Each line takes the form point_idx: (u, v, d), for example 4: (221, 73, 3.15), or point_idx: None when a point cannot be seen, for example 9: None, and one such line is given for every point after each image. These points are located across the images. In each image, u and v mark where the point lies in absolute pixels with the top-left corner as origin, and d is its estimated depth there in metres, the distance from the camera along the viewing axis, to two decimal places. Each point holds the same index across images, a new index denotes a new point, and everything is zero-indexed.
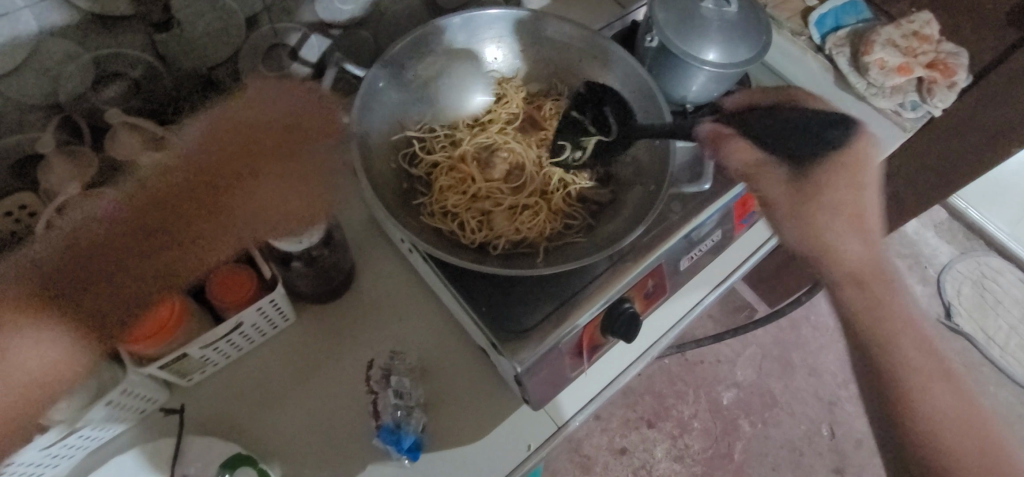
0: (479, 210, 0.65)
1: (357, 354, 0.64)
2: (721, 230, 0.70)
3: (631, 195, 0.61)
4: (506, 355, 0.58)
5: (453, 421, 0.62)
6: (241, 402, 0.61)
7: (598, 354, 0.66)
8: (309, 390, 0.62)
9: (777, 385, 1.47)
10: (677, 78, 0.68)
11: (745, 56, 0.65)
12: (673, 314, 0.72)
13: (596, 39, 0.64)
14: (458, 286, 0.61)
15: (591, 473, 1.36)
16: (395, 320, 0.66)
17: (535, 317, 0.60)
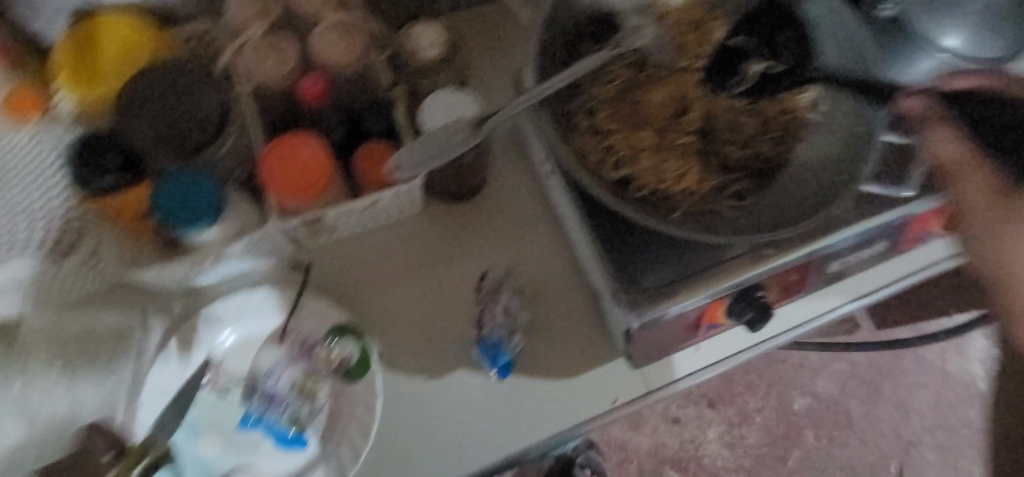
0: (632, 140, 0.57)
1: (471, 263, 0.63)
2: (888, 241, 0.62)
3: (809, 180, 0.54)
4: (624, 308, 0.55)
5: (549, 354, 0.61)
6: (355, 274, 0.62)
7: (714, 333, 0.62)
8: (420, 282, 0.63)
9: (856, 408, 1.39)
10: (904, 59, 0.57)
11: (989, 55, 0.56)
12: (801, 315, 0.66)
13: (793, 2, 0.57)
14: (591, 222, 0.58)
15: (638, 431, 1.36)
16: (515, 240, 0.64)
17: (663, 278, 0.56)
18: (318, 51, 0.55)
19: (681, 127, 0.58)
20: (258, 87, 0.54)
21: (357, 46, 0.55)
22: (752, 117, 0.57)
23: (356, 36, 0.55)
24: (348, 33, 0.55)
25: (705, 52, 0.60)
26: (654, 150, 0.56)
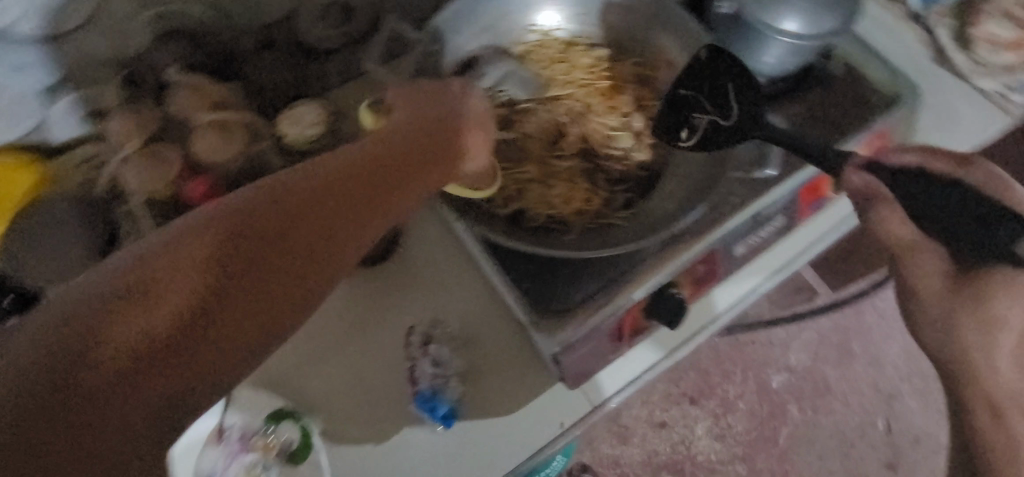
0: (518, 176, 0.60)
1: (398, 320, 0.64)
2: (785, 216, 0.66)
3: (688, 176, 0.57)
4: (544, 335, 0.57)
5: (489, 393, 0.62)
6: (287, 356, 0.63)
7: (641, 338, 0.64)
8: (352, 350, 0.63)
9: (832, 373, 1.41)
10: (749, 51, 0.63)
11: (830, 26, 0.59)
12: (723, 300, 0.69)
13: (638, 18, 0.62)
14: (498, 259, 0.61)
15: (628, 443, 1.36)
16: (438, 288, 0.66)
17: (576, 297, 0.59)
18: (201, 152, 0.56)
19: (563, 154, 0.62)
20: (151, 197, 0.56)
21: (236, 139, 0.57)
22: (625, 132, 0.62)
23: (234, 130, 0.57)
24: (225, 128, 0.57)
25: (574, 81, 0.64)
26: (540, 181, 0.60)
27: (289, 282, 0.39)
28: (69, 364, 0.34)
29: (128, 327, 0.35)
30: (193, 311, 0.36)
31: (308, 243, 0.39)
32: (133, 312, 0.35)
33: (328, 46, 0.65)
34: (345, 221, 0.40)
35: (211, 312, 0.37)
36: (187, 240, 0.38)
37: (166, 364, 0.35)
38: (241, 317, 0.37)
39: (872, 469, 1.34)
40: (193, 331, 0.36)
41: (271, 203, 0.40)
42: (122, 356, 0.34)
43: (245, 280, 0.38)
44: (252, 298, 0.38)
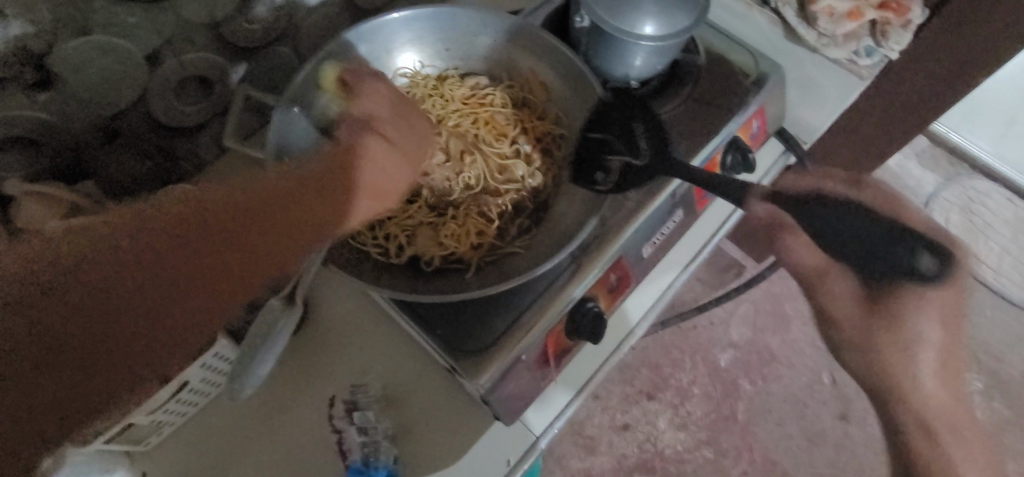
0: (411, 224, 0.60)
1: (318, 391, 0.61)
2: (683, 208, 0.68)
3: (577, 191, 0.57)
4: (467, 377, 0.56)
5: (426, 448, 0.59)
6: (203, 457, 0.59)
7: (568, 358, 0.64)
8: (273, 434, 0.59)
9: (774, 340, 1.46)
10: (619, 60, 0.64)
11: (684, 23, 0.60)
12: (645, 300, 0.70)
13: (501, 46, 0.62)
14: (408, 309, 0.59)
15: (596, 453, 1.35)
16: (355, 351, 0.63)
17: (493, 332, 0.58)
18: None
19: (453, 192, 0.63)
20: None
21: None
22: (510, 161, 0.63)
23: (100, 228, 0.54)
24: None
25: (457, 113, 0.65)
26: (431, 225, 0.60)
27: (151, 326, 0.33)
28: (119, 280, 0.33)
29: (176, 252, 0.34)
30: (61, 343, 0.31)
31: (296, 221, 0.39)
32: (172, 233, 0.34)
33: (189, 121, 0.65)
34: (229, 270, 0.36)
35: (68, 349, 0.31)
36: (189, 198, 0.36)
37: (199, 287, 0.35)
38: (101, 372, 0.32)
39: (827, 424, 1.39)
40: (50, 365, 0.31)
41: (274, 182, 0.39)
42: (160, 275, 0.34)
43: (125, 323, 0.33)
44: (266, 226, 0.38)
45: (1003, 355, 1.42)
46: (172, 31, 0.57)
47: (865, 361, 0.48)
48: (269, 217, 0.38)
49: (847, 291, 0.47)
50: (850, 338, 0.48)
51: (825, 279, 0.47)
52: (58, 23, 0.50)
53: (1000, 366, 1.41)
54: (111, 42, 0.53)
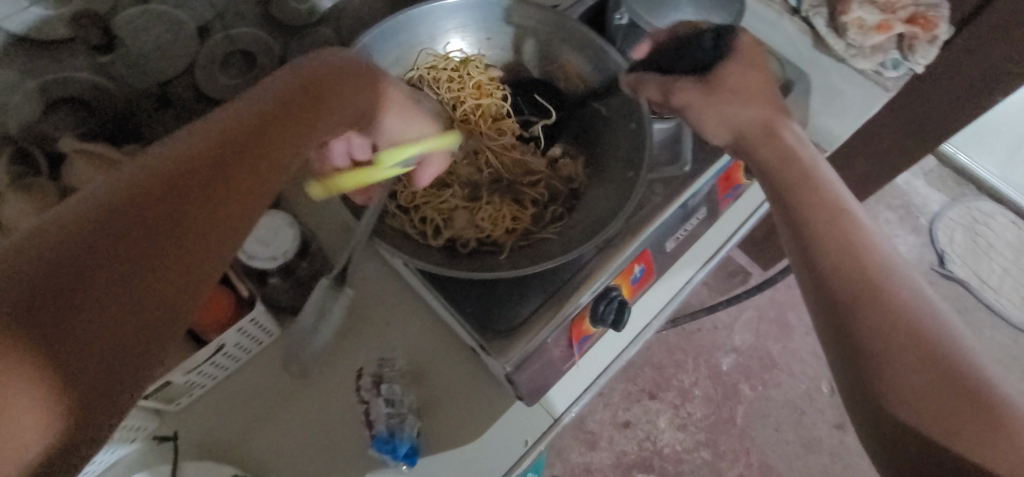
0: (445, 207, 0.62)
1: (346, 363, 0.63)
2: (707, 205, 0.69)
3: (609, 181, 0.59)
4: (494, 355, 0.57)
5: (448, 424, 0.61)
6: (232, 421, 0.60)
7: (589, 344, 0.65)
8: (301, 402, 0.61)
9: (775, 347, 1.48)
10: (652, 57, 0.66)
11: (720, 26, 0.62)
12: (664, 294, 0.72)
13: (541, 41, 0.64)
14: (439, 288, 0.61)
15: (596, 448, 1.37)
16: (383, 326, 0.65)
17: (521, 315, 0.60)
18: None
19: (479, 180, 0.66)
20: None
21: None
22: (531, 151, 0.65)
23: None
24: None
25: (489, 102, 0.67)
26: (465, 208, 0.62)
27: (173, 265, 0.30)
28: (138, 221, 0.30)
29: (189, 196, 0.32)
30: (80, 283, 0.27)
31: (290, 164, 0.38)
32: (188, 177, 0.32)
33: None
34: (251, 195, 0.35)
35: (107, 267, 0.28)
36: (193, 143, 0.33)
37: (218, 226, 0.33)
38: (136, 317, 0.29)
39: (824, 433, 1.41)
40: (80, 312, 0.27)
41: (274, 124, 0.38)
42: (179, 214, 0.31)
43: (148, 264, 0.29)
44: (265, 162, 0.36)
45: (1000, 374, 1.44)
46: None
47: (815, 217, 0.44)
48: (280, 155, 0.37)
49: (806, 177, 0.47)
50: (806, 203, 0.45)
51: (758, 153, 0.51)
52: None
53: None
54: (167, 12, 0.57)
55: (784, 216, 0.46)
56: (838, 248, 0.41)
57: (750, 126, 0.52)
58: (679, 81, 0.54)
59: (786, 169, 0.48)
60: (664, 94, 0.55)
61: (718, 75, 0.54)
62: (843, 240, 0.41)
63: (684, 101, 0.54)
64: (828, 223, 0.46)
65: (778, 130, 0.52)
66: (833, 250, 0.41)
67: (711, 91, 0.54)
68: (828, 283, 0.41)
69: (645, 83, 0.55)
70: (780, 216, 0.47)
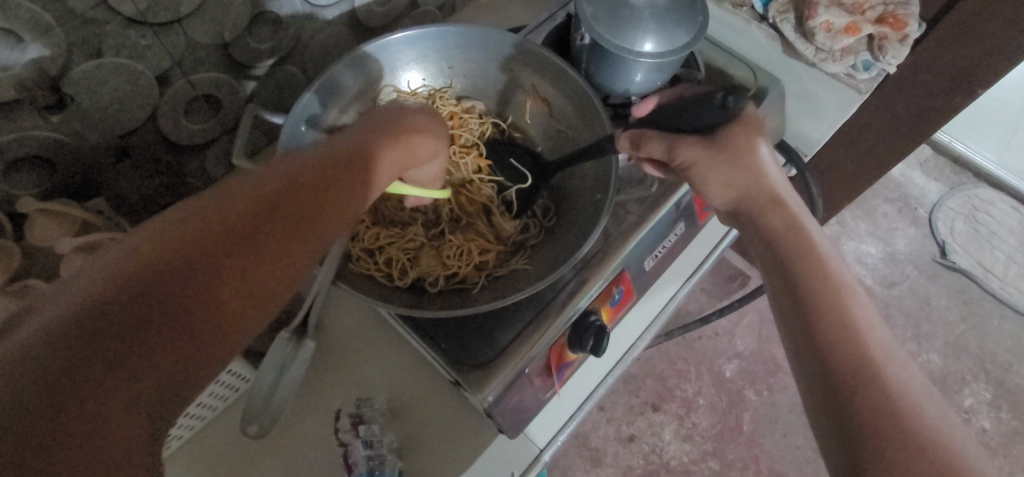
0: (412, 243, 0.60)
1: (325, 405, 0.62)
2: (684, 222, 0.69)
3: (578, 204, 0.58)
4: (470, 392, 0.56)
5: (430, 461, 0.60)
6: (210, 472, 0.59)
7: (571, 370, 0.64)
8: (279, 449, 0.60)
9: (778, 350, 1.46)
10: (620, 77, 0.66)
11: (684, 40, 0.61)
12: (646, 313, 0.71)
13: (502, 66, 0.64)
14: (413, 324, 0.60)
15: (602, 465, 1.35)
16: (361, 365, 0.64)
17: (497, 347, 0.58)
18: None
19: (439, 214, 0.64)
20: None
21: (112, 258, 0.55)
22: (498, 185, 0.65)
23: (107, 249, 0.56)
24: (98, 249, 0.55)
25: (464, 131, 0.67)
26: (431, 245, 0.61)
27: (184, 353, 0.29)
28: (145, 303, 0.28)
29: (201, 274, 0.30)
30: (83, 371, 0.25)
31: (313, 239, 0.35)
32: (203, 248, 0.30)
33: (199, 140, 0.67)
34: (273, 273, 0.33)
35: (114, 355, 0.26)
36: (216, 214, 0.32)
37: (224, 310, 0.31)
38: (109, 451, 0.25)
39: None
40: (77, 406, 0.25)
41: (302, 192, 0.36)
42: (189, 295, 0.29)
43: (142, 365, 0.27)
44: (280, 231, 0.34)
45: (1011, 364, 1.41)
46: (184, 52, 0.59)
47: (812, 288, 0.44)
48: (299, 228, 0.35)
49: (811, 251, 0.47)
50: (804, 264, 0.46)
51: (763, 217, 0.52)
52: (73, 46, 0.50)
53: (1009, 376, 1.40)
54: (126, 65, 0.55)
55: (769, 256, 0.49)
56: (839, 323, 0.41)
57: (753, 190, 0.53)
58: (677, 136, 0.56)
59: (779, 235, 0.49)
60: (669, 151, 0.56)
61: (730, 140, 0.53)
62: (835, 313, 0.42)
63: (686, 159, 0.55)
64: (798, 256, 0.47)
65: (793, 202, 0.52)
66: (822, 322, 0.42)
67: (713, 148, 0.54)
68: (824, 354, 0.40)
69: (648, 140, 0.57)
70: (763, 250, 0.51)
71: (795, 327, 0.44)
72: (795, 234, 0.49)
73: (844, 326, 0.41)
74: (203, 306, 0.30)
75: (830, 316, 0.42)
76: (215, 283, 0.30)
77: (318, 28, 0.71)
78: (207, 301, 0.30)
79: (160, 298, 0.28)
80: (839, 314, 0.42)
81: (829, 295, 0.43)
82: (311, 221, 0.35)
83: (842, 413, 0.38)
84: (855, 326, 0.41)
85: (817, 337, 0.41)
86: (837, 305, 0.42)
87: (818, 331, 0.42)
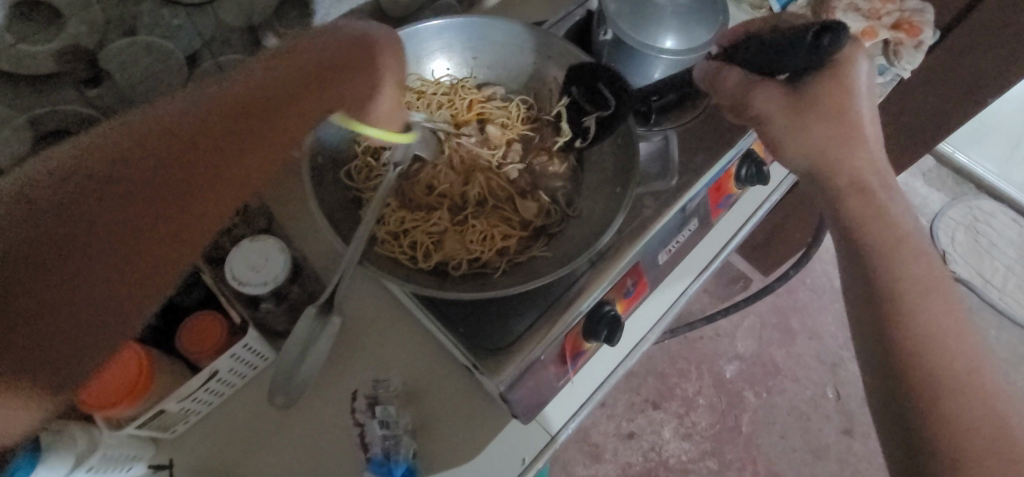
0: (434, 227, 0.60)
1: (341, 386, 0.63)
2: (698, 217, 0.69)
3: (599, 194, 0.59)
4: (488, 376, 0.57)
5: (443, 443, 0.61)
6: (227, 449, 0.60)
7: (584, 359, 0.65)
8: (296, 428, 0.61)
9: (779, 353, 1.47)
10: (641, 68, 0.66)
11: (705, 39, 0.63)
12: (657, 306, 0.72)
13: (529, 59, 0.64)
14: (433, 308, 0.61)
15: (601, 461, 1.36)
16: (376, 348, 0.65)
17: (516, 332, 0.59)
18: None
19: (465, 198, 0.63)
20: None
21: None
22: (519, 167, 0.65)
23: None
24: None
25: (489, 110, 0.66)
26: (455, 229, 0.61)
27: (125, 256, 0.29)
28: (101, 191, 0.29)
29: (161, 160, 0.30)
30: (43, 253, 0.27)
31: (268, 138, 0.34)
32: (162, 136, 0.31)
33: None
34: (238, 167, 0.33)
35: (82, 234, 0.28)
36: (184, 121, 0.32)
37: (187, 196, 0.31)
38: (62, 318, 0.28)
39: (830, 439, 1.39)
40: (25, 279, 0.27)
41: (268, 99, 0.35)
42: (142, 179, 0.30)
43: (70, 283, 0.28)
44: (238, 129, 0.33)
45: (1008, 374, 1.42)
46: (214, 33, 0.60)
47: (896, 299, 0.48)
48: (256, 132, 0.34)
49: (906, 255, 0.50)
50: (891, 273, 0.49)
51: (844, 200, 0.54)
52: (108, 23, 0.51)
53: None
54: (157, 44, 0.56)
55: (847, 246, 0.53)
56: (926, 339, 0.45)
57: (834, 166, 0.55)
58: (757, 87, 0.57)
59: (869, 221, 0.52)
60: (744, 95, 0.58)
61: (812, 93, 0.55)
62: (918, 325, 0.46)
63: (762, 112, 0.57)
64: (882, 263, 0.50)
65: (876, 181, 0.54)
66: (907, 333, 0.46)
67: (789, 103, 0.56)
68: (905, 369, 0.45)
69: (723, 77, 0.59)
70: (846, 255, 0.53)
71: (873, 337, 0.48)
72: (891, 232, 0.51)
73: (931, 343, 0.45)
74: (168, 197, 0.30)
75: (914, 329, 0.46)
76: (182, 166, 0.31)
77: (342, 14, 0.72)
78: (176, 193, 0.30)
79: (115, 184, 0.29)
80: (924, 326, 0.46)
81: (918, 306, 0.47)
82: (269, 116, 0.35)
83: (914, 425, 0.44)
84: (943, 339, 0.45)
85: (897, 349, 0.46)
86: (924, 314, 0.46)
87: (903, 343, 0.46)
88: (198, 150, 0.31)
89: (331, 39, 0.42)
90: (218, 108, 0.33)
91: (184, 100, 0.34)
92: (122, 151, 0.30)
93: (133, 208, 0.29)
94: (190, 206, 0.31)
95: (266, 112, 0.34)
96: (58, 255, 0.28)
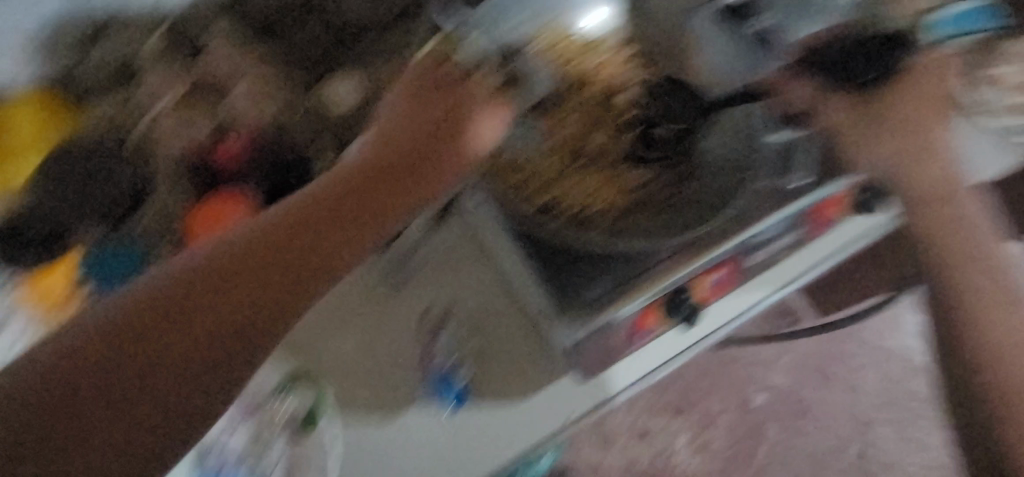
0: (555, 166, 0.61)
1: (414, 298, 0.64)
2: (801, 230, 0.67)
3: None
4: (560, 324, 0.56)
5: (499, 379, 0.62)
6: (299, 328, 0.62)
7: (652, 336, 0.64)
8: (366, 326, 0.63)
9: (812, 397, 1.44)
10: None
11: None
12: (733, 306, 0.71)
13: None
14: (516, 242, 0.59)
15: (609, 450, 1.37)
16: (450, 270, 0.64)
17: (593, 289, 0.57)
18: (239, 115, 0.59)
19: (581, 148, 0.62)
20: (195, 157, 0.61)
21: None
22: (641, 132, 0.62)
23: None
24: None
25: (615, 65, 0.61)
26: (573, 170, 0.61)
27: (206, 351, 0.41)
28: (216, 287, 0.42)
29: (264, 288, 0.43)
30: (79, 376, 0.38)
31: (364, 218, 0.46)
32: (246, 264, 0.43)
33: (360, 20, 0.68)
34: (319, 268, 0.44)
35: (160, 367, 0.40)
36: (221, 259, 0.43)
37: (292, 279, 0.43)
38: (152, 349, 0.40)
39: None
40: (128, 389, 0.39)
41: (298, 224, 0.45)
42: (223, 287, 0.42)
43: (149, 365, 0.39)
44: (331, 216, 0.46)
45: None
46: None
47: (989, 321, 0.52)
48: (347, 224, 0.46)
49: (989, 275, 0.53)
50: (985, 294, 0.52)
51: (917, 208, 0.54)
52: None
53: None
54: None
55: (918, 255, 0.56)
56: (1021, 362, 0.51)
57: (936, 181, 0.54)
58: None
59: (934, 234, 0.54)
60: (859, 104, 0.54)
61: (885, 102, 0.54)
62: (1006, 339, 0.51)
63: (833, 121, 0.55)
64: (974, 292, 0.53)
65: (943, 192, 0.54)
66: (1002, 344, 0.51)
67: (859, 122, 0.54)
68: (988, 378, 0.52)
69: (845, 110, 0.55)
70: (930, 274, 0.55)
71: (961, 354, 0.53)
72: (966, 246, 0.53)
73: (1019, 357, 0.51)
74: (271, 275, 0.43)
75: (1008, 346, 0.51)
76: (312, 274, 0.44)
77: None
78: (280, 269, 0.43)
79: (202, 271, 0.42)
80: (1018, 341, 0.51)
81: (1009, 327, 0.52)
82: (355, 194, 0.47)
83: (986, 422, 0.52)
84: None
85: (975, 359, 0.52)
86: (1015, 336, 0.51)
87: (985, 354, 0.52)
88: (255, 267, 0.43)
89: (428, 104, 0.50)
90: (297, 224, 0.45)
91: (249, 235, 0.44)
92: (171, 299, 0.41)
93: (257, 274, 0.43)
94: (289, 281, 0.43)
95: (323, 211, 0.46)
96: (156, 324, 0.40)
